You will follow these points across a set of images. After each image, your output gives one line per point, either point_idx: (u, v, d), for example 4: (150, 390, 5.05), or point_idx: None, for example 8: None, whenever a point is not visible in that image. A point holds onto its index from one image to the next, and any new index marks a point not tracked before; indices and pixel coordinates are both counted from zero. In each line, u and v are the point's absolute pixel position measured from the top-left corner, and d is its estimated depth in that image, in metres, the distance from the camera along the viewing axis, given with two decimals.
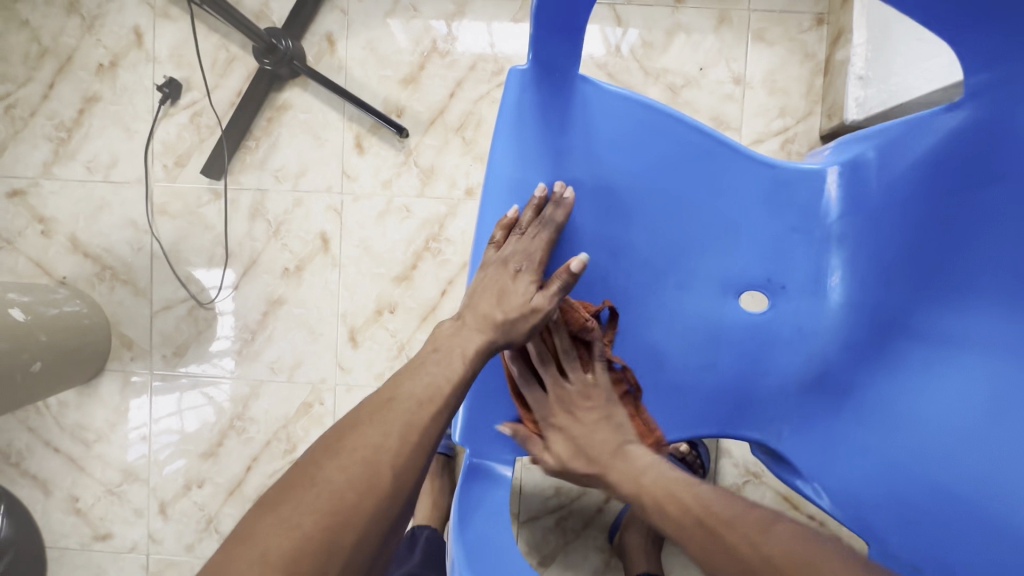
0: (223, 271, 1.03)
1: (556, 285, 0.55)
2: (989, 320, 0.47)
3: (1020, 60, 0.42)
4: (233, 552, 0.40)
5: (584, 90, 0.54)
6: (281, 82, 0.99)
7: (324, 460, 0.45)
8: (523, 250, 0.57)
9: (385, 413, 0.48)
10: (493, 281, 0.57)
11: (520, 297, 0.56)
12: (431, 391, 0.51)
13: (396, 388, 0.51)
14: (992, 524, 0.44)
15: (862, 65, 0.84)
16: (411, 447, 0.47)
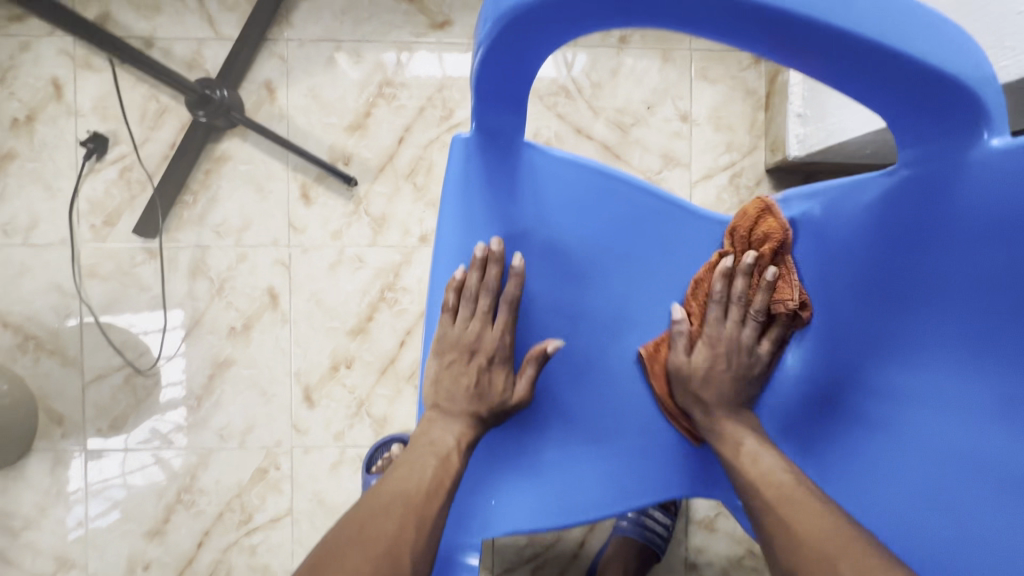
0: (165, 312, 0.96)
1: (530, 370, 0.54)
2: (945, 383, 0.45)
3: (948, 134, 0.40)
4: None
5: (530, 156, 0.53)
6: (218, 132, 0.95)
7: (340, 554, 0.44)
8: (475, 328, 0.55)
9: (399, 501, 0.48)
10: (455, 372, 0.55)
11: (492, 385, 0.54)
12: (433, 482, 0.49)
13: (400, 479, 0.50)
14: None
15: (800, 103, 0.89)
16: (426, 536, 0.47)
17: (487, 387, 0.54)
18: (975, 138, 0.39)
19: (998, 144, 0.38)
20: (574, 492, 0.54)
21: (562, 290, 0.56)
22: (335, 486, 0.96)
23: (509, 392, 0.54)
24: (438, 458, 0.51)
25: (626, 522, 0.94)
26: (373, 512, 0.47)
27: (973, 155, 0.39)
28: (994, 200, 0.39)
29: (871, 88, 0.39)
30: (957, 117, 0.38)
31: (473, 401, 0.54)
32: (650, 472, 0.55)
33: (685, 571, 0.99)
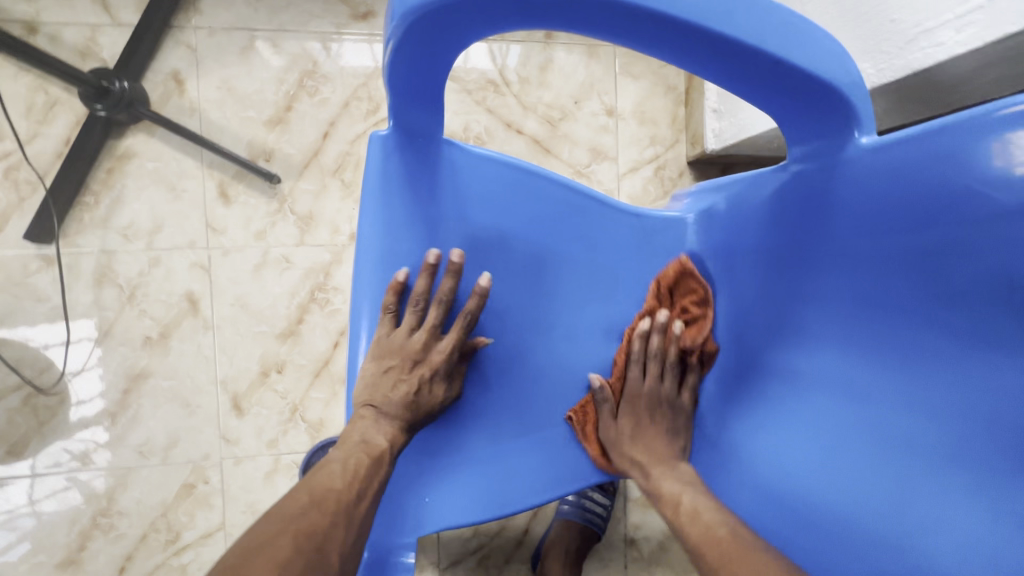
0: (69, 323, 0.88)
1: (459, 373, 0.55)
2: (829, 363, 0.48)
3: (826, 129, 0.43)
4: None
5: (450, 154, 0.53)
6: (120, 128, 0.87)
7: (266, 548, 0.40)
8: (412, 336, 0.54)
9: (331, 494, 0.46)
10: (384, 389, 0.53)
11: (424, 395, 0.53)
12: (368, 473, 0.49)
13: (325, 478, 0.47)
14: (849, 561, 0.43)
15: (715, 99, 0.94)
16: (354, 533, 0.45)
17: (419, 398, 0.53)
18: (846, 136, 0.42)
19: (867, 142, 0.41)
20: (508, 482, 0.55)
21: (491, 288, 0.56)
22: (270, 496, 0.93)
23: (442, 397, 0.54)
24: (370, 458, 0.50)
25: (567, 506, 0.97)
26: (301, 506, 0.44)
27: (847, 150, 0.42)
28: (868, 191, 0.42)
29: (757, 89, 0.42)
30: (831, 113, 0.42)
31: (407, 415, 0.53)
32: (581, 457, 0.57)
33: (624, 547, 1.03)
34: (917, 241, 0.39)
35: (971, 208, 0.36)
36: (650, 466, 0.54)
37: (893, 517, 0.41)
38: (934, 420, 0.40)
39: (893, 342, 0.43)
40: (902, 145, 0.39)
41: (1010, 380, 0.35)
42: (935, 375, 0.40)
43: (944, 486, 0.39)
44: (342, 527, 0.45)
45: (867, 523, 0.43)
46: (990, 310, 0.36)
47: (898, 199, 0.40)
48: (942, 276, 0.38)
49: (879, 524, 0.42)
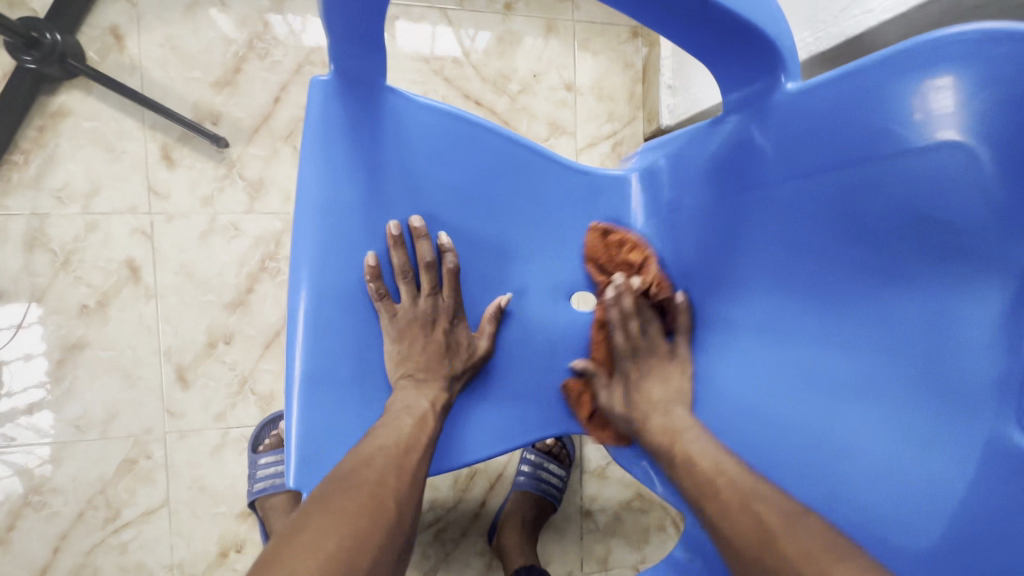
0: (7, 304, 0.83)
1: (487, 324, 0.56)
2: (761, 308, 0.50)
3: (759, 77, 0.46)
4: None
5: (393, 102, 0.52)
6: (53, 83, 0.83)
7: (330, 510, 0.40)
8: (416, 303, 0.54)
9: (381, 446, 0.47)
10: (416, 350, 0.53)
11: (459, 344, 0.55)
12: (412, 437, 0.48)
13: (374, 438, 0.47)
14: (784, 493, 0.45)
15: (670, 75, 0.97)
16: (408, 484, 0.46)
17: (448, 350, 0.54)
18: (775, 82, 0.45)
19: (791, 88, 0.44)
20: (451, 435, 0.54)
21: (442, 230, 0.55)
22: (218, 470, 0.90)
23: (474, 348, 0.55)
24: (415, 418, 0.49)
25: (523, 477, 0.98)
26: (358, 465, 0.45)
27: (776, 96, 0.45)
28: (797, 136, 0.44)
29: (685, 34, 0.45)
30: (760, 60, 0.45)
31: (445, 363, 0.54)
32: (528, 413, 0.56)
33: (580, 519, 1.05)
34: (839, 182, 0.42)
35: (885, 146, 0.39)
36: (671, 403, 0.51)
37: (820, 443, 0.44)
38: (853, 348, 0.43)
39: (818, 280, 0.45)
40: (823, 90, 0.42)
41: (917, 304, 0.39)
42: (857, 304, 0.43)
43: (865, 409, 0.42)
44: (399, 478, 0.45)
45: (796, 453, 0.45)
46: (902, 240, 0.39)
47: (824, 141, 0.43)
48: (860, 212, 0.42)
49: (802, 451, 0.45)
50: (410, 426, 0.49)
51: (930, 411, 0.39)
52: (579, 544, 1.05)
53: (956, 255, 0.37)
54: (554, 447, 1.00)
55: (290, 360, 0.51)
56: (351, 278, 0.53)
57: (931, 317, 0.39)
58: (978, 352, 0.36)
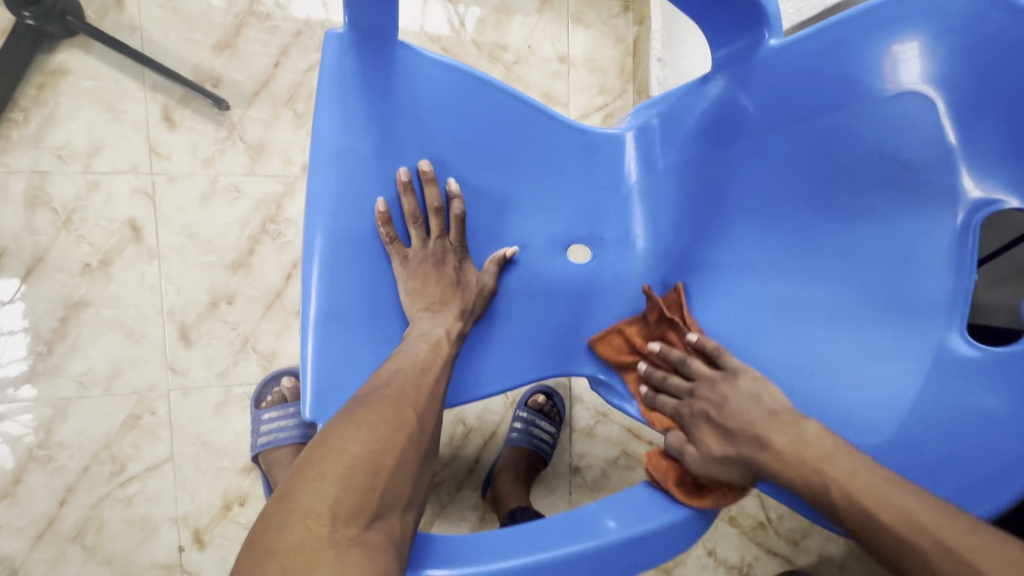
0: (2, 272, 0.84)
1: (491, 266, 0.60)
2: (741, 250, 0.55)
3: (744, 34, 0.50)
4: (273, 517, 0.40)
5: (405, 57, 0.55)
6: (52, 41, 0.83)
7: (356, 421, 0.46)
8: (426, 245, 0.58)
9: (400, 364, 0.51)
10: (428, 285, 0.57)
11: (464, 281, 0.59)
12: (428, 358, 0.52)
13: (395, 361, 0.52)
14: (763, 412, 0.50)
15: (660, 49, 1.00)
16: (427, 394, 0.50)
17: (454, 286, 0.58)
18: (760, 39, 0.49)
19: (775, 43, 0.49)
20: (457, 373, 0.59)
21: (450, 179, 0.59)
22: (221, 427, 0.93)
23: (478, 285, 0.59)
24: (429, 343, 0.53)
25: (516, 433, 1.03)
26: (379, 382, 0.50)
27: (761, 52, 0.50)
28: (778, 88, 0.49)
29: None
30: (745, 19, 0.49)
31: (454, 296, 0.57)
32: (526, 353, 0.61)
33: (569, 475, 1.10)
34: (817, 129, 0.48)
35: (857, 95, 0.45)
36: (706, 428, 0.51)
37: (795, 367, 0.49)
38: (825, 282, 0.49)
39: (795, 221, 0.51)
40: (803, 45, 0.47)
41: (883, 235, 0.45)
42: (829, 241, 0.49)
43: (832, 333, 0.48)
44: (420, 392, 0.50)
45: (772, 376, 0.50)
46: (871, 179, 0.45)
47: (805, 93, 0.48)
48: (834, 156, 0.47)
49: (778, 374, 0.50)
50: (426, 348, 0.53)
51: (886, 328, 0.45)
52: (568, 499, 1.10)
53: (913, 189, 0.44)
54: (544, 404, 1.06)
55: (306, 298, 0.54)
56: (362, 223, 0.56)
57: (893, 245, 0.45)
58: (932, 270, 0.43)
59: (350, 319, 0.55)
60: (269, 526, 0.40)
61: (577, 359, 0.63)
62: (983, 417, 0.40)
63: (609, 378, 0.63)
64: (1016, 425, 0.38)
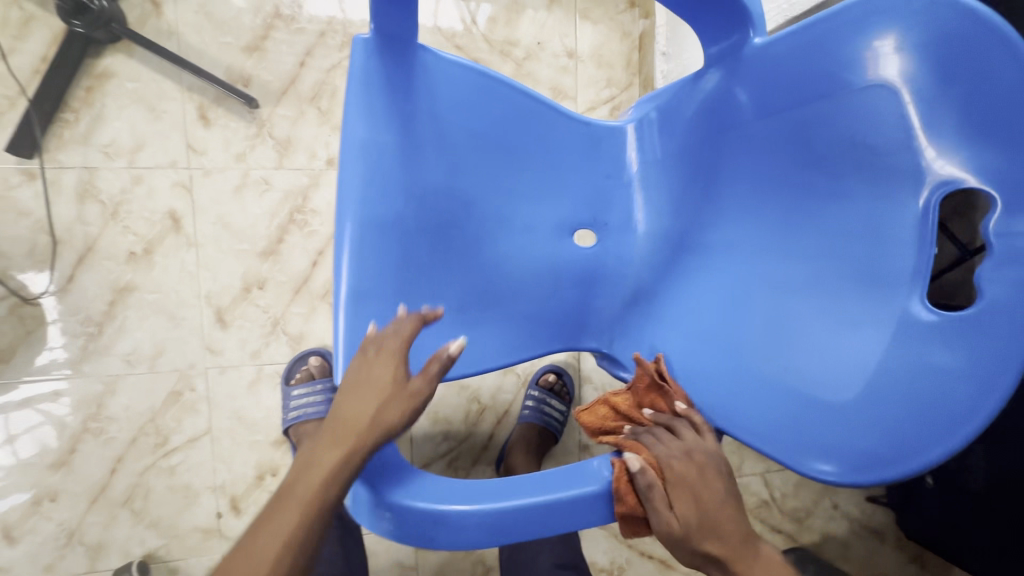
0: (55, 261, 0.92)
1: (433, 368, 0.52)
2: (732, 228, 0.60)
3: (732, 32, 0.56)
4: (236, 561, 0.45)
5: (424, 58, 0.61)
6: (98, 47, 0.90)
7: (308, 461, 0.48)
8: (396, 327, 0.54)
9: (359, 398, 0.50)
10: (360, 386, 0.50)
11: (393, 390, 0.51)
12: (370, 418, 0.49)
13: (350, 401, 0.50)
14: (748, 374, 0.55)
15: (664, 43, 1.05)
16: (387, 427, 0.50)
17: (381, 393, 0.50)
18: (747, 38, 0.55)
19: (760, 41, 0.54)
20: (474, 346, 0.65)
21: (466, 169, 0.65)
22: (254, 403, 1.01)
23: (411, 394, 0.51)
24: (375, 397, 0.50)
25: (528, 411, 1.09)
26: (341, 420, 0.49)
27: (748, 49, 0.55)
28: (764, 81, 0.55)
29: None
30: (732, 19, 0.55)
31: (379, 404, 0.50)
32: (536, 328, 0.67)
33: (579, 452, 1.16)
34: (800, 118, 0.53)
35: (834, 86, 0.50)
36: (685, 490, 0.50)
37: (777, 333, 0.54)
38: (808, 255, 0.54)
39: (782, 200, 0.56)
40: (786, 42, 0.52)
41: (857, 211, 0.50)
42: (811, 218, 0.54)
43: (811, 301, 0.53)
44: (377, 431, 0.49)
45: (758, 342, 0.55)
46: (845, 161, 0.51)
47: (787, 85, 0.53)
48: (815, 142, 0.53)
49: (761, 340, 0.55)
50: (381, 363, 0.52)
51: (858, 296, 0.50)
52: None
53: (881, 167, 0.48)
54: (555, 383, 1.11)
55: (338, 277, 0.60)
56: (387, 209, 0.62)
57: (866, 220, 0.50)
58: (900, 242, 0.47)
59: (378, 297, 0.61)
60: (232, 570, 0.44)
61: (583, 333, 0.69)
62: (938, 373, 0.43)
63: (612, 350, 0.69)
64: (967, 380, 0.42)
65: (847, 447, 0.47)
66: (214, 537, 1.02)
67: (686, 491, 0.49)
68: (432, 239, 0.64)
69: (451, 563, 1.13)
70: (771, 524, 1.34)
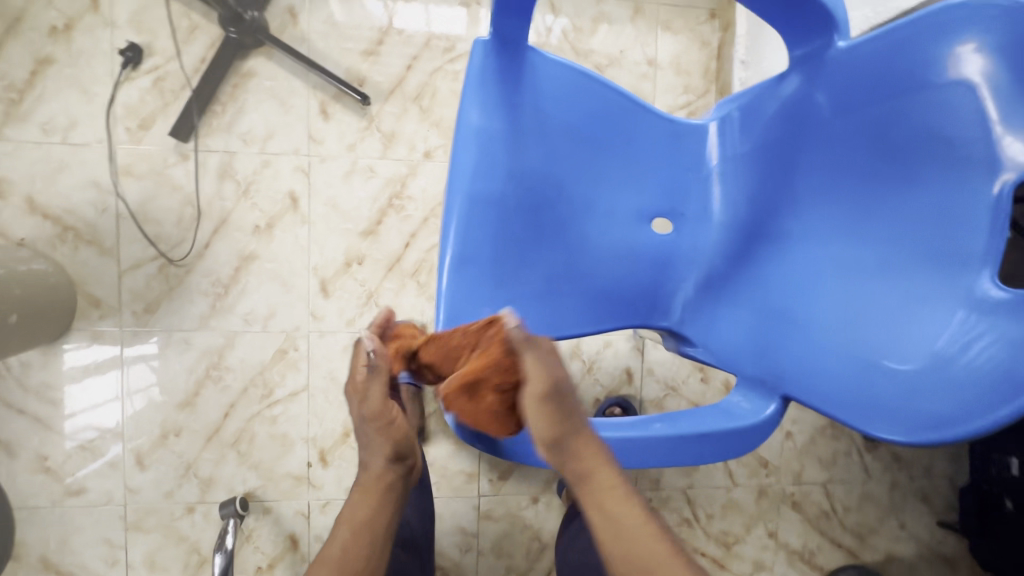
0: (196, 230, 1.08)
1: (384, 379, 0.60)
2: (808, 218, 0.65)
3: (816, 37, 0.61)
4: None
5: (531, 59, 0.70)
6: (245, 51, 1.06)
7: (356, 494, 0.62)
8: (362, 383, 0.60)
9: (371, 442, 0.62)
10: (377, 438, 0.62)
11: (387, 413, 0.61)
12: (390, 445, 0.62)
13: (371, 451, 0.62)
14: (820, 348, 0.60)
15: (744, 51, 1.09)
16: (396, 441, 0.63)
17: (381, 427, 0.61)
18: (831, 41, 0.60)
19: (843, 44, 0.59)
20: (554, 316, 0.71)
21: (560, 157, 0.72)
22: (346, 366, 1.13)
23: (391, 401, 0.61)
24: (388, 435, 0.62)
25: None
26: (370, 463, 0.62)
27: (831, 51, 0.60)
28: (844, 82, 0.60)
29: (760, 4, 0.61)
30: (818, 25, 0.60)
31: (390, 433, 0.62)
32: (614, 303, 0.73)
33: None
34: (878, 114, 0.58)
35: (915, 84, 0.55)
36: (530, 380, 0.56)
37: (850, 312, 0.59)
38: (880, 241, 0.59)
39: (858, 192, 0.61)
40: (869, 45, 0.57)
41: (932, 198, 0.55)
42: (886, 207, 0.59)
43: (882, 282, 0.57)
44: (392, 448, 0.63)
45: (830, 319, 0.60)
46: (923, 153, 0.55)
47: (867, 85, 0.58)
48: (891, 136, 0.57)
49: (835, 319, 0.59)
50: (378, 403, 0.60)
51: (928, 276, 0.54)
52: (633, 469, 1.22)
53: (957, 160, 0.53)
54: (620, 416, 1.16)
55: (445, 244, 0.69)
56: (490, 187, 0.70)
57: (943, 206, 0.54)
58: (974, 226, 0.51)
59: (475, 264, 0.69)
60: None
61: (656, 312, 0.74)
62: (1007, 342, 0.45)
63: (682, 329, 0.74)
64: None
65: (910, 410, 0.50)
66: (303, 484, 1.14)
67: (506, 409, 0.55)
68: (525, 216, 0.71)
69: (510, 535, 1.19)
70: (832, 537, 1.32)
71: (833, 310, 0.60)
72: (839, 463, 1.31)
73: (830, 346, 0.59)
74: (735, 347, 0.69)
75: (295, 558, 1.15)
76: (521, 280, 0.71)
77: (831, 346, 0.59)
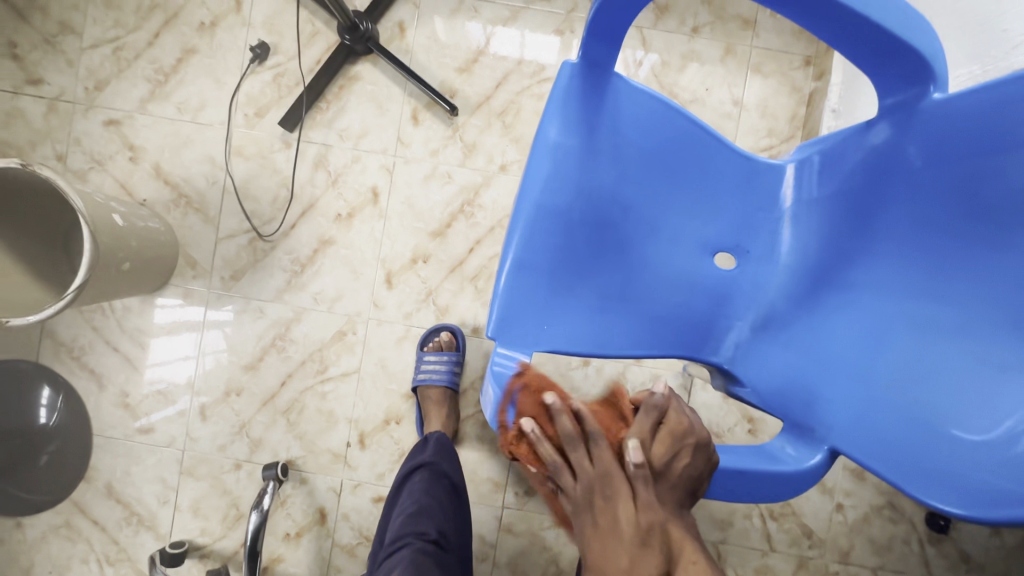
0: (286, 211, 1.19)
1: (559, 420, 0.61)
2: (880, 272, 0.64)
3: (910, 87, 0.58)
4: None
5: (616, 85, 0.73)
6: (355, 57, 1.17)
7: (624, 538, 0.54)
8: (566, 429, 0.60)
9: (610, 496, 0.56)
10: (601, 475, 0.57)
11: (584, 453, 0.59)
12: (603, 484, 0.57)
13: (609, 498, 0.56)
14: (877, 406, 0.58)
15: (836, 100, 1.07)
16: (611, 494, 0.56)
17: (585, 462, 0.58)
18: (925, 91, 0.57)
19: (938, 96, 0.57)
20: (604, 332, 0.72)
21: (631, 180, 0.74)
22: (397, 355, 1.19)
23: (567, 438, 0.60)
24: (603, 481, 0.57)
25: None
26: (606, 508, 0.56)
27: (923, 103, 0.58)
28: (935, 136, 0.58)
29: (853, 52, 0.59)
30: (913, 75, 0.57)
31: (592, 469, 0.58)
32: (667, 330, 0.72)
33: None
34: (970, 172, 0.56)
35: (1016, 146, 0.52)
36: (661, 431, 0.60)
37: (917, 370, 0.57)
38: (961, 303, 0.57)
39: (938, 250, 0.60)
40: (969, 99, 0.54)
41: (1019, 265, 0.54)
42: (964, 269, 0.58)
43: (955, 343, 0.56)
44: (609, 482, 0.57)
45: (892, 375, 0.59)
46: (1012, 219, 0.54)
47: (959, 143, 0.56)
48: (983, 197, 0.56)
49: (899, 377, 0.58)
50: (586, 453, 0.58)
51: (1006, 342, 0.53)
52: None
53: None
54: None
55: (507, 247, 0.72)
56: (557, 200, 0.73)
57: None
58: None
59: (532, 271, 0.72)
60: None
61: (709, 346, 0.73)
62: None
63: (731, 367, 0.71)
64: None
65: (972, 483, 0.47)
66: (340, 461, 1.19)
67: (679, 444, 0.58)
68: (589, 232, 0.73)
69: (527, 553, 1.18)
70: None
71: (896, 365, 0.59)
72: (894, 550, 1.19)
73: (888, 403, 0.57)
74: (786, 392, 0.67)
75: (321, 532, 1.19)
76: (575, 293, 0.72)
77: (888, 404, 0.57)
